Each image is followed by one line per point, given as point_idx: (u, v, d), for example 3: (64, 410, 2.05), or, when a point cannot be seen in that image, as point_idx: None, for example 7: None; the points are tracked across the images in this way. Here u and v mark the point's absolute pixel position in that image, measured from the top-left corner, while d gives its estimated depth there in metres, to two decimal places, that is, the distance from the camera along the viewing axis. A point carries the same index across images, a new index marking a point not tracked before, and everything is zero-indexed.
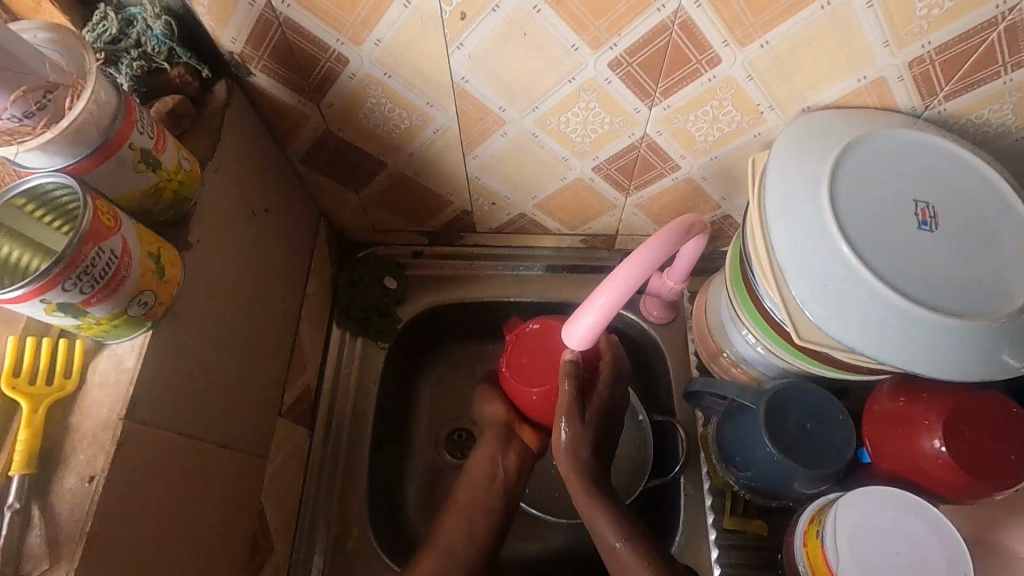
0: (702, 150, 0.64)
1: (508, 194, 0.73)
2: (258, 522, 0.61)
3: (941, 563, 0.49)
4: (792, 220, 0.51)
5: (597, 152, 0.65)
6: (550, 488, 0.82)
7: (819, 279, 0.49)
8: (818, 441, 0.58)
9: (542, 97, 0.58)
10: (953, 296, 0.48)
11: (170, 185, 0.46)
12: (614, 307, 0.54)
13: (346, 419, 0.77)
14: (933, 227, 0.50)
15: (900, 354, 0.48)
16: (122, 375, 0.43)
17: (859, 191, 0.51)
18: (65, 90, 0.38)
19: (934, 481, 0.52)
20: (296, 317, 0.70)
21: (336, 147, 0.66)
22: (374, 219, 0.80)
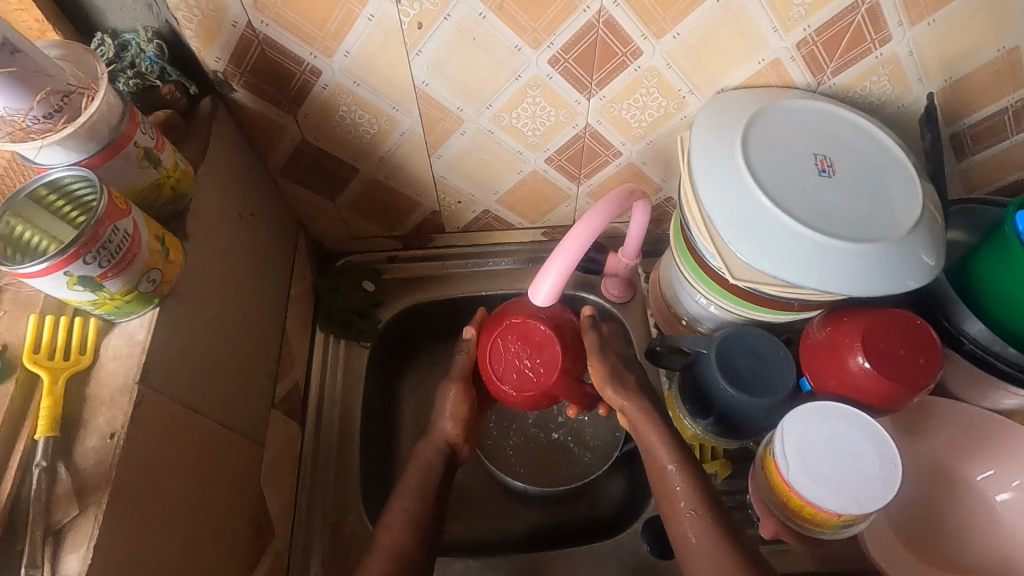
0: (638, 135, 0.73)
1: (471, 191, 0.81)
2: (260, 504, 0.64)
3: (876, 459, 0.56)
4: (715, 178, 0.59)
5: (547, 143, 0.73)
6: (536, 467, 0.87)
7: (744, 223, 0.57)
8: (765, 374, 0.65)
9: (494, 96, 0.66)
10: (853, 227, 0.56)
11: (169, 181, 0.52)
12: (574, 262, 0.59)
13: (335, 415, 0.81)
14: (832, 173, 0.59)
15: (817, 279, 0.56)
16: (134, 347, 0.47)
17: (767, 150, 0.59)
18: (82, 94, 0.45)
19: (864, 394, 0.59)
20: (282, 316, 0.75)
21: (312, 156, 0.73)
22: (350, 227, 0.86)
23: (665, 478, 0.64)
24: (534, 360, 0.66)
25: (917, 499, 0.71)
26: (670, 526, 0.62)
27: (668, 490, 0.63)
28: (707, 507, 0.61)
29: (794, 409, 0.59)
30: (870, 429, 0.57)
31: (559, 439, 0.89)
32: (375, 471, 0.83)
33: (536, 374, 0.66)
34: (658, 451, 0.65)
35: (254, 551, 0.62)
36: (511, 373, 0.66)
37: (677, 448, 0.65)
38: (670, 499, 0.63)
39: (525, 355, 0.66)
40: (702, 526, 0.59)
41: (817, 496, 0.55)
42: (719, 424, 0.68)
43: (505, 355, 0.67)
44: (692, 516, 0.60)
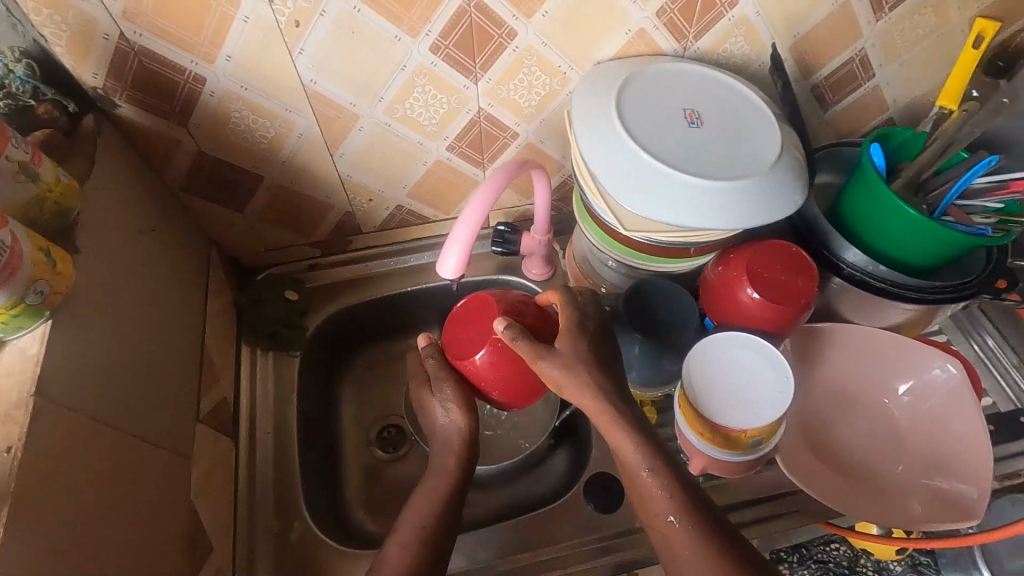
0: (530, 114, 0.77)
1: (380, 187, 0.83)
2: (193, 519, 0.63)
3: (770, 374, 0.61)
4: (596, 140, 0.63)
5: (445, 131, 0.76)
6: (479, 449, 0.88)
7: (626, 176, 0.61)
8: (671, 319, 0.70)
9: (384, 88, 0.69)
10: (723, 169, 0.61)
11: (51, 197, 0.52)
12: (475, 231, 0.62)
13: (269, 426, 0.80)
14: (700, 125, 0.64)
15: (697, 220, 0.60)
16: (27, 362, 0.47)
17: (640, 108, 0.64)
18: None
19: (758, 322, 0.65)
20: (200, 332, 0.74)
21: (211, 167, 0.73)
22: (264, 238, 0.86)
23: (643, 485, 0.59)
24: (485, 321, 0.67)
25: (831, 419, 0.77)
26: (651, 533, 0.59)
27: (648, 499, 0.58)
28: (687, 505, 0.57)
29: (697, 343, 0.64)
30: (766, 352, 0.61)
31: (501, 419, 0.90)
32: (317, 477, 0.83)
33: (484, 331, 0.67)
34: (632, 457, 0.59)
35: (191, 566, 0.60)
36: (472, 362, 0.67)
37: (651, 453, 0.59)
38: (649, 503, 0.58)
39: (471, 320, 0.68)
40: (687, 540, 0.55)
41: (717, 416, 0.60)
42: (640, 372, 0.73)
43: (455, 332, 0.69)
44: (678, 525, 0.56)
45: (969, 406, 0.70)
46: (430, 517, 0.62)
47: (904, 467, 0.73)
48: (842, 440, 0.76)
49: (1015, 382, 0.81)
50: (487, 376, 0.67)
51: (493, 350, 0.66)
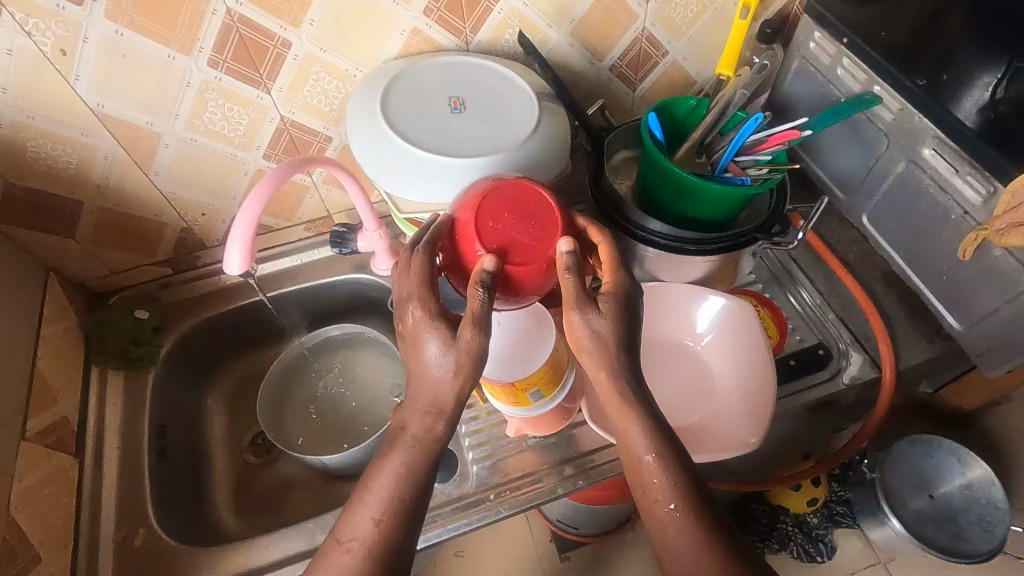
0: (336, 117, 0.81)
1: (209, 202, 0.86)
2: (13, 530, 0.65)
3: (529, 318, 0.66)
4: (365, 132, 0.68)
5: (255, 141, 0.81)
6: (336, 442, 0.96)
7: (389, 162, 0.66)
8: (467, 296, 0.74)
9: (176, 104, 0.73)
10: (478, 147, 0.66)
11: None
12: (253, 227, 0.65)
13: (117, 440, 0.83)
14: (463, 110, 0.69)
15: (455, 195, 0.65)
16: None
17: (406, 99, 0.69)
18: None
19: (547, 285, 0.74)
20: (31, 355, 0.77)
21: (26, 196, 0.76)
22: (107, 261, 0.89)
23: (644, 469, 0.58)
24: (531, 208, 0.58)
25: (654, 376, 0.80)
26: (646, 515, 0.59)
27: (645, 482, 0.58)
28: (679, 483, 0.58)
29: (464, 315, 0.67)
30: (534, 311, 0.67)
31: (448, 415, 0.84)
32: (174, 486, 0.85)
33: (540, 241, 0.57)
34: (635, 441, 0.58)
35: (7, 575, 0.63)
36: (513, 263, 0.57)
37: (655, 436, 0.58)
38: (646, 487, 0.58)
39: (516, 214, 0.58)
40: (681, 523, 0.56)
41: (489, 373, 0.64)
42: None
43: (491, 217, 0.57)
44: (671, 509, 0.57)
45: (761, 342, 0.78)
46: (410, 491, 0.54)
47: (705, 414, 0.78)
48: (666, 398, 0.79)
49: (817, 320, 0.87)
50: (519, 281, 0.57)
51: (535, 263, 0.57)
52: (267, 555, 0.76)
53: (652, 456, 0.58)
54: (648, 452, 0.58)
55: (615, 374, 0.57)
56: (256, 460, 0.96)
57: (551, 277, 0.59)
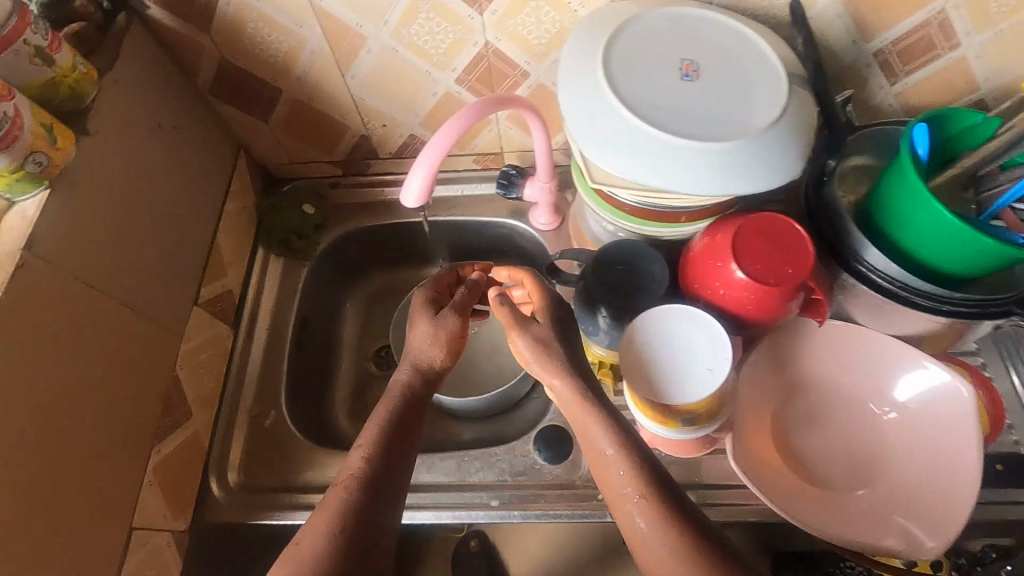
0: (540, 53, 0.74)
1: (394, 114, 0.84)
2: (174, 386, 0.71)
3: (705, 339, 0.57)
4: (577, 83, 0.60)
5: (453, 62, 0.76)
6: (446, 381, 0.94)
7: (596, 125, 0.58)
8: (637, 287, 0.67)
9: (388, 10, 0.69)
10: (703, 128, 0.56)
11: (67, 80, 0.58)
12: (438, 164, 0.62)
13: (267, 322, 0.88)
14: (695, 78, 0.58)
15: (662, 179, 0.56)
16: (24, 222, 0.55)
17: (633, 54, 0.59)
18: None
19: (733, 302, 0.61)
20: (214, 228, 0.82)
21: (235, 75, 0.78)
22: (289, 151, 0.92)
23: (607, 464, 0.57)
24: (784, 255, 0.58)
25: (821, 429, 0.70)
26: (614, 512, 0.56)
27: (608, 475, 0.56)
28: (645, 479, 0.55)
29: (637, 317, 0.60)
30: (704, 324, 0.57)
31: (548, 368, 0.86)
32: (303, 377, 0.90)
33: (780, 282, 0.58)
34: (598, 435, 0.58)
35: (162, 424, 0.69)
36: (741, 283, 0.59)
37: (618, 431, 0.57)
38: (612, 485, 0.56)
39: (773, 251, 0.58)
40: (651, 513, 0.53)
41: (640, 392, 0.57)
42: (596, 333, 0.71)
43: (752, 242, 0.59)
44: (641, 499, 0.54)
45: (967, 433, 0.63)
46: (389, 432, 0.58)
47: (866, 491, 0.66)
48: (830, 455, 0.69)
49: None
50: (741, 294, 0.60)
51: (761, 292, 0.59)
52: None
53: (614, 451, 0.56)
54: (616, 460, 0.56)
55: (568, 375, 0.61)
56: (376, 371, 0.97)
57: (768, 307, 0.60)
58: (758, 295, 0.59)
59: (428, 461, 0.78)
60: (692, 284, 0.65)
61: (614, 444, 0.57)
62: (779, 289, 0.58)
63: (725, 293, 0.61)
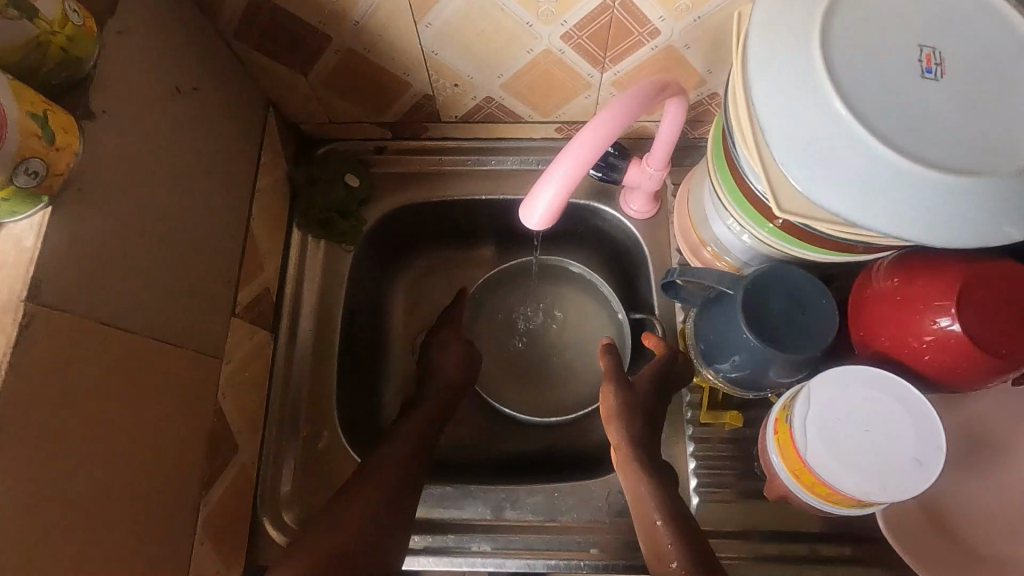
0: (683, 9, 0.56)
1: (471, 73, 0.66)
2: (217, 421, 0.59)
3: (905, 419, 0.47)
4: (777, 75, 0.44)
5: (564, 15, 0.58)
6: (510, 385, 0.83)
7: (804, 140, 0.43)
8: (802, 325, 0.55)
9: None
10: (952, 151, 0.41)
11: (57, 39, 0.40)
12: (575, 179, 0.47)
13: (311, 321, 0.75)
14: (940, 74, 0.42)
15: (888, 220, 0.42)
16: (20, 257, 0.39)
17: (856, 35, 0.43)
18: None
19: (931, 362, 0.49)
20: (247, 214, 0.66)
21: (271, 16, 0.59)
22: (330, 109, 0.74)
23: (655, 534, 0.55)
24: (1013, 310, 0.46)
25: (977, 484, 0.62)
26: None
27: (656, 546, 0.54)
28: (691, 554, 0.53)
29: (812, 384, 0.49)
30: (914, 407, 0.47)
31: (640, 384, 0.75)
32: (355, 383, 0.78)
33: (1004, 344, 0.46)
34: (648, 499, 0.57)
35: (210, 469, 0.58)
36: (947, 341, 0.47)
37: (663, 498, 0.56)
38: (659, 555, 0.54)
39: (1000, 305, 0.47)
40: None
41: (811, 462, 0.48)
42: (736, 368, 0.59)
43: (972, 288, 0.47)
44: (682, 573, 0.52)
45: None
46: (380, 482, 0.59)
47: None
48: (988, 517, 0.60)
49: None
50: (944, 354, 0.48)
51: (982, 360, 0.47)
52: (451, 511, 0.68)
53: (662, 521, 0.55)
54: (664, 534, 0.54)
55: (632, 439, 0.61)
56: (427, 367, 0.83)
57: (975, 374, 0.48)
58: (967, 359, 0.47)
59: (513, 496, 0.68)
60: (875, 326, 0.52)
61: (660, 510, 0.56)
62: (1005, 360, 0.46)
63: (921, 351, 0.49)
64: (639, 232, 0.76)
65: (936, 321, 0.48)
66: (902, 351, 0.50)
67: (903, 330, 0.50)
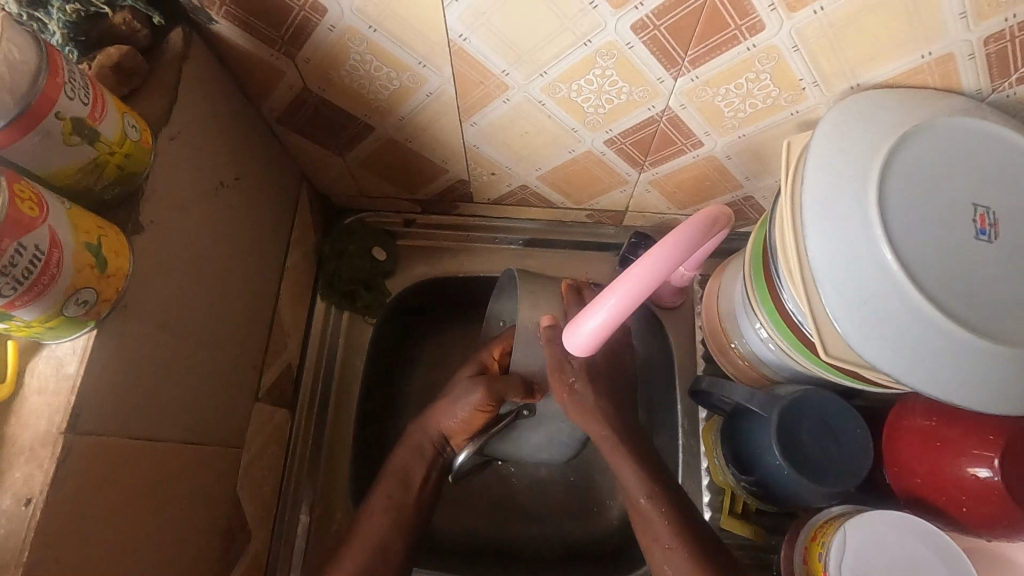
0: (729, 127, 0.56)
1: (509, 164, 0.66)
2: (233, 512, 0.58)
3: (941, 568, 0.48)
4: (831, 225, 0.44)
5: (610, 124, 0.58)
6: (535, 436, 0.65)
7: (857, 295, 0.43)
8: (834, 456, 0.55)
9: (551, 62, 0.50)
10: (1006, 321, 0.42)
11: (114, 159, 0.40)
12: (628, 306, 0.47)
13: (330, 396, 0.73)
14: (993, 237, 0.43)
15: (939, 382, 0.42)
16: (62, 384, 0.38)
17: (911, 192, 0.44)
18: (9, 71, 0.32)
19: (969, 509, 0.49)
20: (273, 294, 0.65)
21: (317, 106, 0.58)
22: (363, 184, 0.73)
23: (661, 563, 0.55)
24: None
25: None
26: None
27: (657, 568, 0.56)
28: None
29: (853, 519, 0.50)
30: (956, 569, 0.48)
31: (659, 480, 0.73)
32: (370, 460, 0.75)
33: None
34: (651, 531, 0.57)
35: (223, 562, 0.56)
36: (984, 490, 0.47)
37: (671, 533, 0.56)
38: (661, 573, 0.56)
39: None
40: None
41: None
42: (760, 485, 0.58)
43: (1015, 444, 0.47)
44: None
45: None
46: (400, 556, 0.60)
47: None
48: None
49: None
50: (980, 503, 0.48)
51: (1017, 514, 0.46)
52: None
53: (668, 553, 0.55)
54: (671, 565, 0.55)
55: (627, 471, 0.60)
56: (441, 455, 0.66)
57: (1014, 530, 0.47)
58: (1004, 511, 0.47)
59: None
60: (909, 461, 0.52)
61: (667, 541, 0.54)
62: None
63: (958, 496, 0.49)
64: (664, 321, 0.76)
65: (975, 468, 0.47)
66: (941, 493, 0.50)
67: (940, 471, 0.50)
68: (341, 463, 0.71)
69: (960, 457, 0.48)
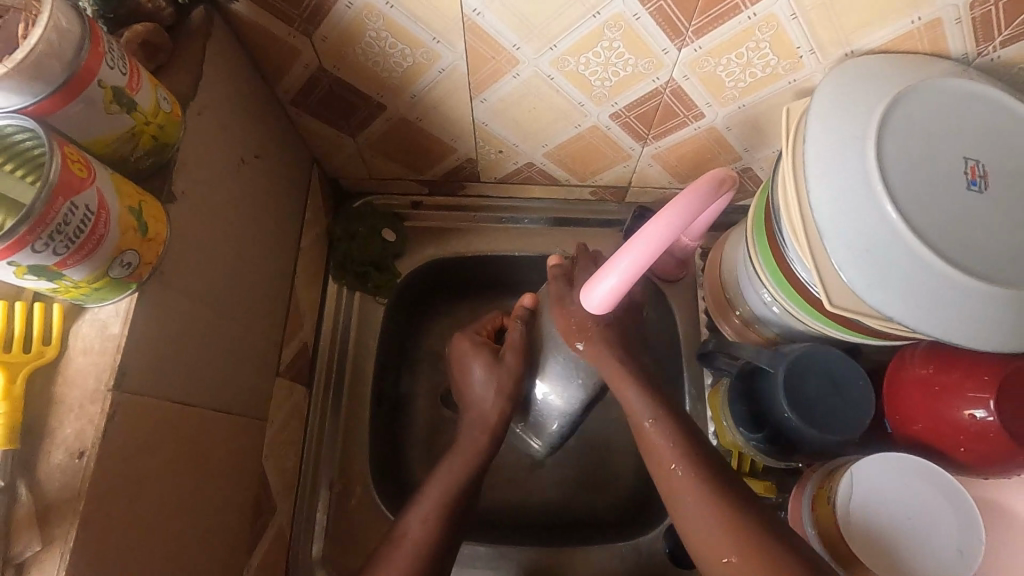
0: (730, 98, 0.59)
1: (516, 142, 0.69)
2: (259, 483, 0.59)
3: (946, 510, 0.51)
4: (833, 182, 0.47)
5: (616, 97, 0.60)
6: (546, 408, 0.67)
7: (860, 245, 0.45)
8: (840, 409, 0.58)
9: (561, 35, 0.52)
10: (999, 264, 0.44)
11: (149, 128, 0.41)
12: (636, 271, 0.51)
13: (345, 374, 0.75)
14: (984, 187, 0.46)
15: (938, 323, 0.45)
16: (108, 343, 0.39)
17: (907, 146, 0.46)
18: (54, 38, 0.34)
19: (968, 449, 0.51)
20: (291, 272, 0.66)
21: (330, 86, 0.60)
22: (373, 166, 0.75)
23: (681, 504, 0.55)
24: None
25: None
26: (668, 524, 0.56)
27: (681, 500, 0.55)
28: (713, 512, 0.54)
29: (857, 466, 0.53)
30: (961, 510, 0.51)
31: None
32: (384, 436, 0.77)
33: None
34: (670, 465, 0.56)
35: (252, 530, 0.58)
36: (982, 430, 0.50)
37: None
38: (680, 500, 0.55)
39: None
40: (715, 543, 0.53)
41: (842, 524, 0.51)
42: (769, 442, 0.61)
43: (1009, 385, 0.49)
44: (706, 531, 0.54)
45: None
46: None
47: None
48: None
49: None
50: (978, 443, 0.50)
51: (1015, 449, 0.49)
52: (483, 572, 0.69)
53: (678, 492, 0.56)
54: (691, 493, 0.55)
55: None
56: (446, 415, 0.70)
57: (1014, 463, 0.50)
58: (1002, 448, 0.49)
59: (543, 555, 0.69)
60: (910, 408, 0.55)
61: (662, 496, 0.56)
62: None
63: (959, 438, 0.51)
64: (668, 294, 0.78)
65: (971, 410, 0.50)
66: (943, 437, 0.52)
67: (940, 416, 0.52)
68: (360, 438, 0.72)
69: (957, 400, 0.51)
